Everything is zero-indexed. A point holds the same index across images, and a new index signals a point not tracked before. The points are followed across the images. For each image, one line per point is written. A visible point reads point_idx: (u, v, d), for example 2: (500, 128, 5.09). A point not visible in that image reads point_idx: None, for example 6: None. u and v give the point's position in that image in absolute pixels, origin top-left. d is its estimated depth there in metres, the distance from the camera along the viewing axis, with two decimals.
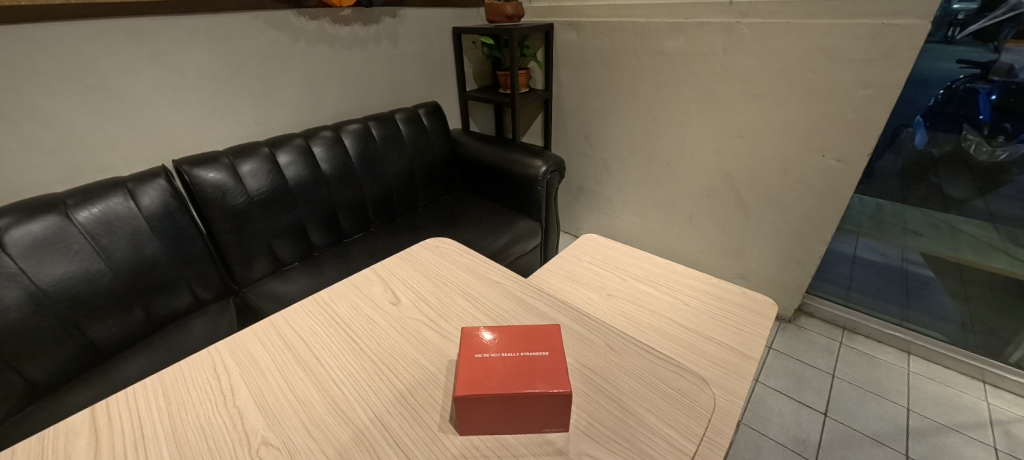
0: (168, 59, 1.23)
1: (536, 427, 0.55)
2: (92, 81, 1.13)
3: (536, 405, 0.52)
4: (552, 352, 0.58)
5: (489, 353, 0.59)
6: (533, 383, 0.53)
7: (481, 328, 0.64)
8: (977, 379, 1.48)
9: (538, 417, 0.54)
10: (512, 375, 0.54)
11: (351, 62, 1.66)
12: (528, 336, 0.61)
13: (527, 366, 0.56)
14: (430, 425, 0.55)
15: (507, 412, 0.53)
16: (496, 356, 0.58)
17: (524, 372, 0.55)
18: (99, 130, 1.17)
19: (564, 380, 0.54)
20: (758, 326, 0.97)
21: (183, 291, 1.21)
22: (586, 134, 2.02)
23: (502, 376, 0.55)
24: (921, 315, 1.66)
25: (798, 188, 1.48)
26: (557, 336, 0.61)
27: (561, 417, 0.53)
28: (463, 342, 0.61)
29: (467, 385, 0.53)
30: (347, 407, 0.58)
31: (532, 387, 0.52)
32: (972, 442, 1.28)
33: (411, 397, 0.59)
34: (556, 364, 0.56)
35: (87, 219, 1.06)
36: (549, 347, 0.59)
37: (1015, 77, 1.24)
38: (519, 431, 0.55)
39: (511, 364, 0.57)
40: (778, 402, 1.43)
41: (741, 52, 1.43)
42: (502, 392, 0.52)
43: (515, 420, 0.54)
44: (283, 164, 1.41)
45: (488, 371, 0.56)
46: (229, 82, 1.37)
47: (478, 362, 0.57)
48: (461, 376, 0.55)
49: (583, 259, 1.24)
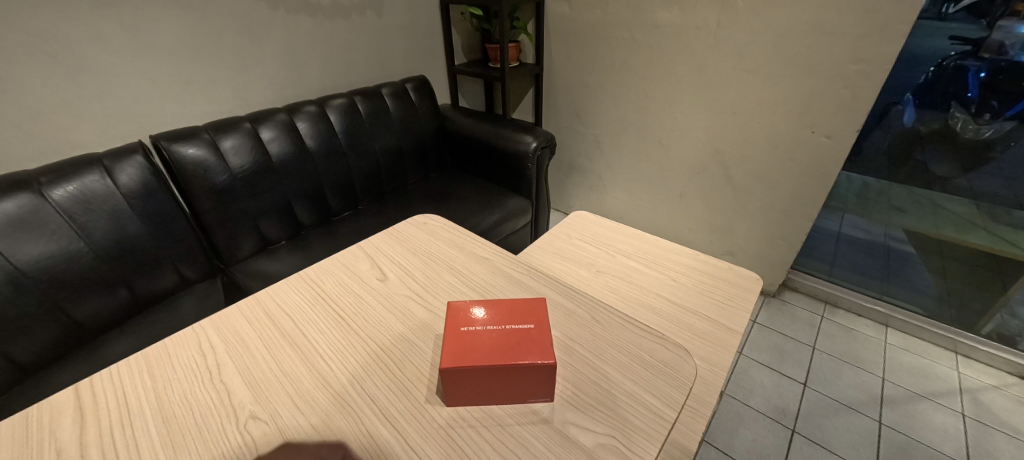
0: (140, 28, 1.17)
1: (521, 397, 0.55)
2: (59, 52, 1.07)
3: (521, 376, 0.53)
4: (538, 324, 0.59)
5: (476, 326, 0.59)
6: (520, 354, 0.54)
7: (469, 302, 0.64)
8: (950, 349, 1.54)
9: (524, 388, 0.54)
10: (497, 348, 0.55)
11: (334, 34, 1.60)
12: (514, 308, 0.62)
13: (513, 339, 0.57)
14: (422, 399, 0.55)
15: (494, 382, 0.54)
16: (483, 328, 0.58)
17: (510, 345, 0.56)
18: (70, 103, 1.13)
19: (550, 351, 0.55)
20: (743, 301, 0.99)
21: (168, 270, 1.20)
22: (578, 109, 1.99)
23: (487, 349, 0.55)
24: (901, 290, 1.71)
25: (787, 165, 1.49)
26: (543, 309, 0.61)
27: (546, 388, 0.54)
28: (450, 315, 0.61)
29: (453, 357, 0.54)
30: (336, 382, 0.58)
31: (518, 359, 0.53)
32: (941, 409, 1.34)
33: (400, 370, 0.59)
34: (544, 337, 0.57)
35: (63, 198, 1.03)
36: (535, 320, 0.60)
37: (1005, 55, 1.25)
38: (505, 401, 0.56)
39: (498, 337, 0.57)
40: (759, 373, 1.47)
41: (735, 25, 1.40)
42: (491, 364, 0.53)
43: (500, 391, 0.55)
44: (265, 139, 1.37)
45: (475, 344, 0.56)
46: (208, 54, 1.31)
47: (465, 334, 0.58)
48: (448, 349, 0.55)
49: (573, 236, 1.24)
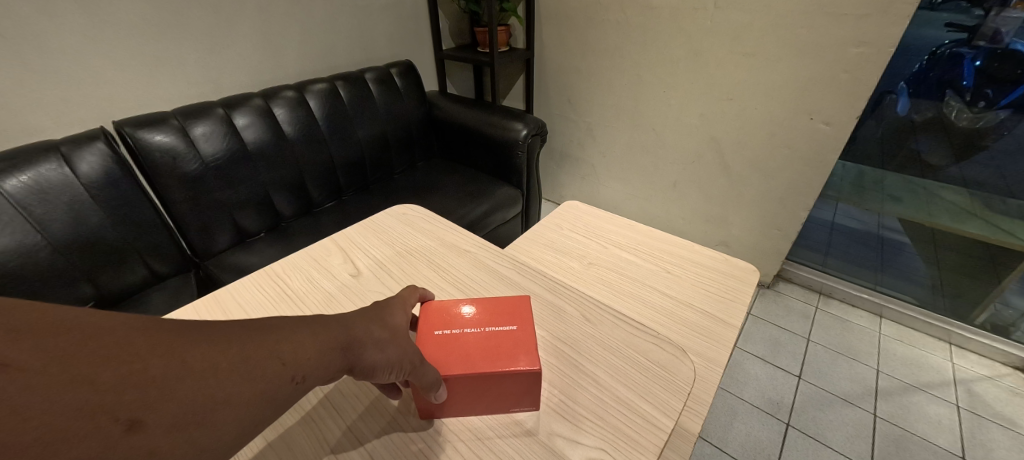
0: (97, 5, 1.09)
1: (503, 407, 0.51)
2: (6, 28, 0.99)
3: (500, 385, 0.49)
4: (522, 325, 0.54)
5: (453, 328, 0.55)
6: (500, 361, 0.49)
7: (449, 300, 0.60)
8: (944, 339, 1.53)
9: (504, 399, 0.50)
10: (476, 354, 0.51)
11: (313, 15, 1.52)
12: (495, 308, 0.57)
13: (494, 343, 0.52)
14: (401, 424, 0.51)
15: (471, 393, 0.49)
16: (461, 331, 0.54)
17: (490, 350, 0.51)
18: (21, 86, 1.04)
19: (532, 356, 0.50)
20: (740, 293, 0.95)
21: (137, 265, 1.13)
22: (570, 95, 1.93)
23: (464, 355, 0.51)
24: (895, 280, 1.69)
25: (784, 153, 1.45)
26: (527, 308, 0.57)
27: (529, 396, 0.50)
28: (426, 315, 0.56)
29: None
30: (308, 404, 0.54)
31: (496, 366, 0.48)
32: (935, 400, 1.32)
33: (374, 391, 0.55)
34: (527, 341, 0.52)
35: (17, 188, 0.96)
36: (519, 321, 0.55)
37: (999, 43, 1.22)
38: (485, 411, 0.52)
39: (478, 342, 0.52)
40: (753, 366, 1.45)
41: (732, 6, 1.34)
42: (470, 372, 0.48)
43: (478, 401, 0.51)
44: (241, 126, 1.30)
45: (452, 350, 0.52)
46: (174, 33, 1.23)
47: (441, 338, 0.54)
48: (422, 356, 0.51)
49: (564, 227, 1.20)
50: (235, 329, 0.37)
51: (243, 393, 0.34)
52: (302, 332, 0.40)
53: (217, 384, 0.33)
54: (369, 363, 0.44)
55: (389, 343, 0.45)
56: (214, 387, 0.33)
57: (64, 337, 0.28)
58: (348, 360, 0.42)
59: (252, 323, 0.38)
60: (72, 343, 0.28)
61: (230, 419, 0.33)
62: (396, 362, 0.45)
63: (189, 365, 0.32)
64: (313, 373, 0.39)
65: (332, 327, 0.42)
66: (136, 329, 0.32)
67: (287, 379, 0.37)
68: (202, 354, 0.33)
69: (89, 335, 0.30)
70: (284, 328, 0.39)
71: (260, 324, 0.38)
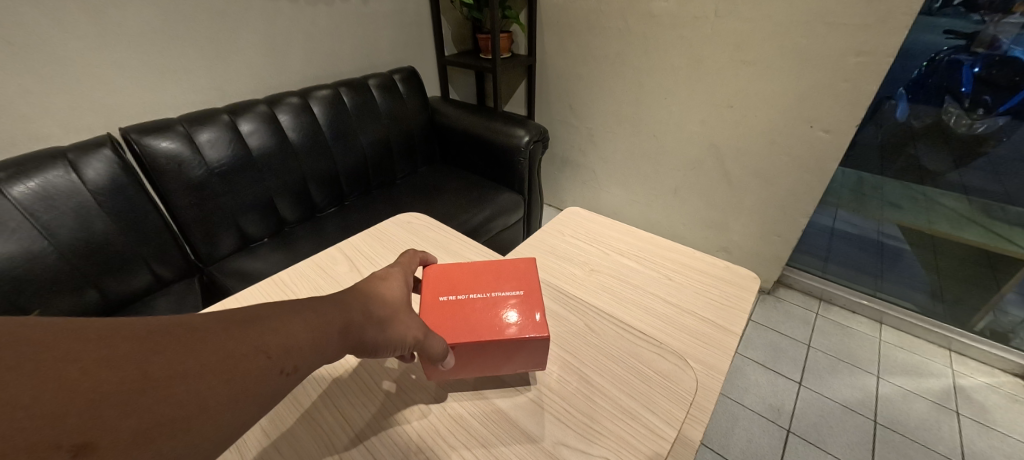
0: (105, 13, 1.10)
1: (505, 369, 0.57)
2: (15, 36, 1.00)
3: (506, 349, 0.54)
4: (523, 291, 0.59)
5: (458, 294, 0.59)
6: (507, 325, 0.54)
7: (451, 268, 0.64)
8: (943, 346, 1.53)
9: (508, 362, 0.56)
10: (483, 319, 0.55)
11: (317, 22, 1.53)
12: (487, 272, 0.63)
13: (500, 308, 0.57)
14: (410, 432, 0.52)
15: (479, 356, 0.54)
16: (466, 296, 0.59)
17: (495, 314, 0.56)
18: (28, 93, 1.05)
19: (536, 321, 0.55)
20: (740, 301, 0.95)
21: (141, 270, 1.14)
22: (572, 101, 1.94)
23: (473, 319, 0.55)
24: (895, 286, 1.69)
25: (784, 160, 1.46)
26: (526, 275, 0.62)
27: (531, 360, 0.56)
28: (431, 283, 0.60)
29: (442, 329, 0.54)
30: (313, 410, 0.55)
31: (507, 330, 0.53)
32: (936, 407, 1.33)
33: (381, 396, 0.56)
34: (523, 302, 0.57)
35: (24, 194, 0.96)
36: (518, 288, 0.60)
37: (998, 50, 1.23)
38: (487, 373, 0.57)
39: (478, 305, 0.57)
40: (754, 372, 1.46)
41: (732, 15, 1.35)
42: (475, 332, 0.53)
43: (484, 365, 0.56)
44: (245, 132, 1.31)
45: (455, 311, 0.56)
46: (180, 40, 1.24)
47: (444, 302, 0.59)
48: (428, 319, 0.55)
49: (567, 233, 1.20)
50: (212, 325, 0.37)
51: (224, 390, 0.35)
52: (285, 325, 0.41)
53: (194, 385, 0.33)
54: (370, 341, 0.48)
55: (389, 322, 0.49)
56: (195, 388, 0.33)
57: (14, 350, 0.28)
58: (339, 345, 0.45)
59: (234, 314, 0.39)
60: (29, 355, 0.28)
61: (213, 418, 0.34)
62: (396, 341, 0.49)
63: (170, 369, 0.33)
64: (303, 362, 0.41)
65: (318, 316, 0.44)
66: (102, 335, 0.32)
67: (272, 372, 0.38)
68: (175, 356, 0.33)
69: (47, 345, 0.29)
70: (265, 321, 0.40)
71: (240, 318, 0.39)
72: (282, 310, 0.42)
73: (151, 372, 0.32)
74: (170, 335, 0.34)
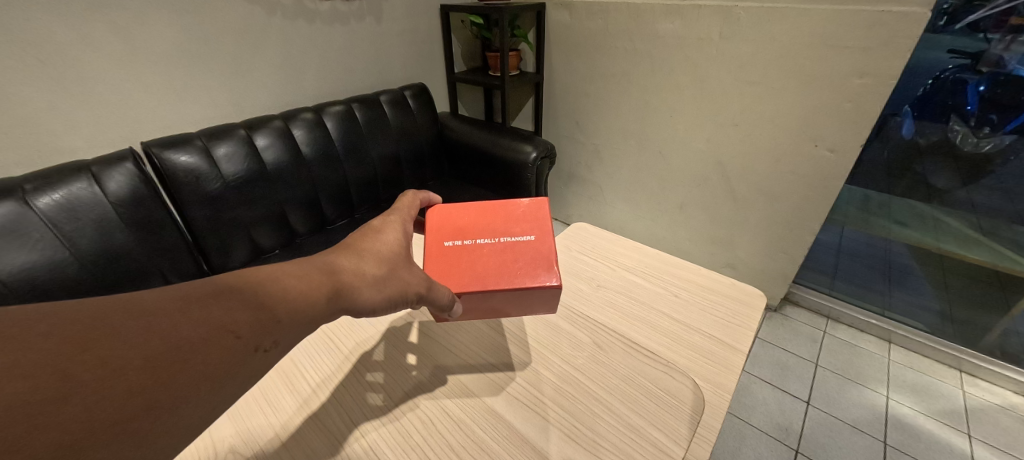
0: (131, 33, 1.15)
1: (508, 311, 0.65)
2: (47, 55, 1.05)
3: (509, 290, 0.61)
4: (524, 235, 0.66)
5: (466, 240, 0.67)
6: (510, 268, 0.62)
7: (457, 217, 0.71)
8: (954, 367, 1.51)
9: (510, 304, 0.63)
10: (488, 261, 0.63)
11: (333, 40, 1.58)
12: (488, 219, 0.70)
13: (503, 251, 0.64)
14: (421, 445, 0.53)
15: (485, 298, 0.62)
16: (473, 241, 0.66)
17: (500, 257, 0.64)
18: (56, 108, 1.09)
19: (536, 263, 0.63)
20: (746, 319, 0.96)
21: (157, 281, 1.16)
22: (578, 118, 1.98)
23: (479, 262, 0.63)
24: (903, 304, 1.67)
25: (791, 179, 1.47)
26: (527, 221, 0.69)
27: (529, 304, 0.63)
28: (441, 230, 0.69)
29: (453, 271, 0.62)
30: (329, 423, 0.57)
31: (510, 274, 0.61)
32: (947, 429, 1.31)
33: (392, 404, 0.59)
34: (521, 247, 0.65)
35: (49, 206, 1.00)
36: (521, 233, 0.67)
37: (1004, 68, 1.24)
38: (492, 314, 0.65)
39: (484, 249, 0.65)
40: (761, 390, 1.45)
41: (737, 37, 1.38)
42: (481, 278, 0.61)
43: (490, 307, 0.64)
44: (260, 146, 1.34)
45: (462, 258, 0.64)
46: (202, 58, 1.29)
47: (450, 248, 0.66)
48: (438, 260, 0.64)
49: (572, 248, 1.22)
50: (172, 308, 0.38)
51: (190, 372, 0.36)
52: (250, 303, 0.42)
53: (147, 376, 0.35)
54: (365, 303, 0.51)
55: (384, 281, 0.53)
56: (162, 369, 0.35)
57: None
58: (324, 312, 0.47)
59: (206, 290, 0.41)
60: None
61: (172, 410, 0.35)
62: (396, 296, 0.54)
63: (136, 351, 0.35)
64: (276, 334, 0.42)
65: (298, 287, 0.45)
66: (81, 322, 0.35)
67: (237, 355, 0.39)
68: (116, 354, 0.34)
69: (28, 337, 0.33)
70: (235, 297, 0.42)
71: (209, 295, 0.41)
72: (249, 286, 0.43)
73: (98, 367, 0.33)
74: (110, 329, 0.35)
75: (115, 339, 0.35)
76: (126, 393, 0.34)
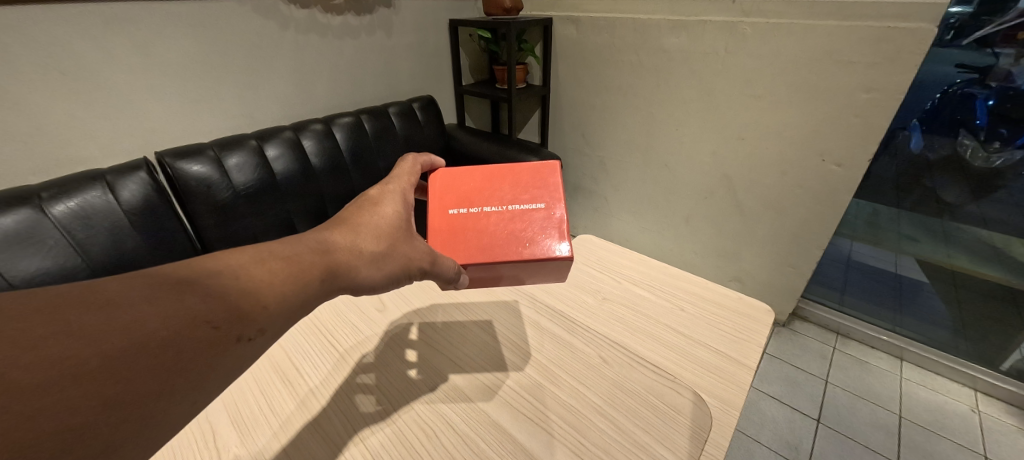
0: (149, 46, 1.18)
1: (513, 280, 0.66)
2: (68, 67, 1.08)
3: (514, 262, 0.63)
4: (530, 202, 0.67)
5: (471, 208, 0.67)
6: (515, 240, 0.63)
7: (460, 181, 0.71)
8: (968, 386, 1.47)
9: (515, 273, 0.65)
10: (493, 232, 0.64)
11: (343, 53, 1.61)
12: (492, 184, 0.70)
13: (508, 221, 0.65)
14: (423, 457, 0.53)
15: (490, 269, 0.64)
16: (478, 209, 0.67)
17: (506, 227, 0.64)
18: (74, 118, 1.12)
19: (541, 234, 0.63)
20: (754, 334, 0.95)
21: None
22: (584, 130, 1.99)
23: (485, 232, 0.64)
24: (914, 321, 1.63)
25: (798, 193, 1.46)
26: (533, 187, 0.68)
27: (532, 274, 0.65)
28: (445, 197, 0.68)
29: (458, 244, 0.63)
30: (333, 434, 0.56)
31: (516, 247, 0.62)
32: (962, 450, 1.28)
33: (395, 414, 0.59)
34: (527, 216, 0.65)
35: (64, 213, 1.02)
36: (526, 198, 0.67)
37: (1013, 83, 1.23)
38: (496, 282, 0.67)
39: (489, 218, 0.66)
40: (770, 407, 1.42)
41: (743, 51, 1.39)
42: (487, 250, 0.62)
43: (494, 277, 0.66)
44: (271, 157, 1.36)
45: (467, 228, 0.65)
46: (216, 70, 1.32)
47: (455, 216, 0.66)
48: (444, 231, 0.64)
49: (578, 260, 1.22)
50: (143, 297, 0.35)
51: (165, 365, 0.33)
52: (228, 291, 0.38)
53: (113, 372, 0.31)
54: (366, 280, 0.51)
55: (384, 259, 0.53)
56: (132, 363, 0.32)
57: None
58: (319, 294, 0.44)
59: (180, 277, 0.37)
60: None
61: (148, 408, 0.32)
62: (399, 272, 0.54)
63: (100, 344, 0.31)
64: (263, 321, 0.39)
65: (286, 271, 0.42)
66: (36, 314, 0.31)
67: (219, 346, 0.36)
68: (73, 348, 0.30)
69: None
70: (215, 282, 0.38)
71: (185, 283, 0.37)
72: (229, 271, 0.40)
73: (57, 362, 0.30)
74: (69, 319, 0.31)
75: (69, 334, 0.31)
76: (84, 395, 0.30)
